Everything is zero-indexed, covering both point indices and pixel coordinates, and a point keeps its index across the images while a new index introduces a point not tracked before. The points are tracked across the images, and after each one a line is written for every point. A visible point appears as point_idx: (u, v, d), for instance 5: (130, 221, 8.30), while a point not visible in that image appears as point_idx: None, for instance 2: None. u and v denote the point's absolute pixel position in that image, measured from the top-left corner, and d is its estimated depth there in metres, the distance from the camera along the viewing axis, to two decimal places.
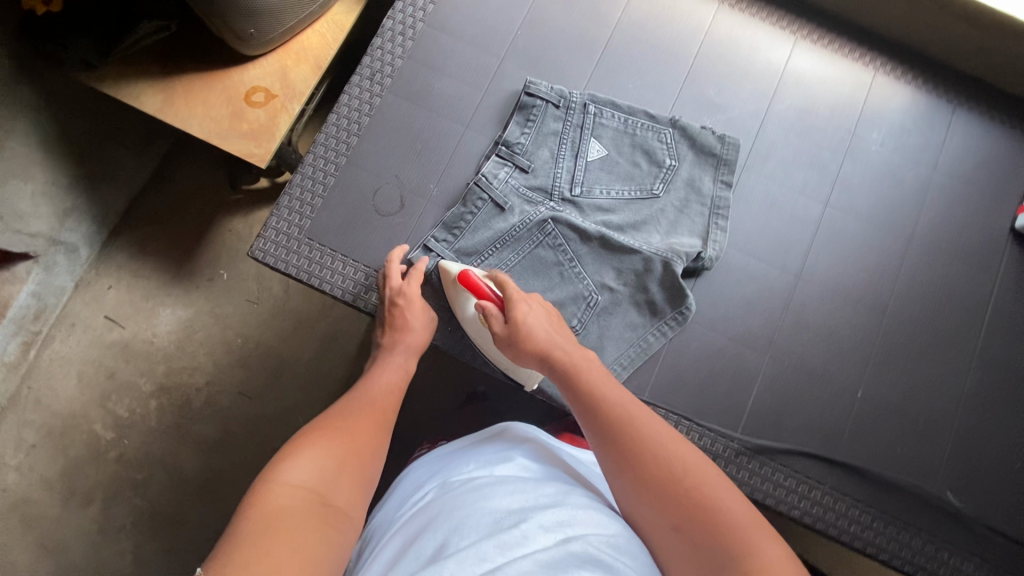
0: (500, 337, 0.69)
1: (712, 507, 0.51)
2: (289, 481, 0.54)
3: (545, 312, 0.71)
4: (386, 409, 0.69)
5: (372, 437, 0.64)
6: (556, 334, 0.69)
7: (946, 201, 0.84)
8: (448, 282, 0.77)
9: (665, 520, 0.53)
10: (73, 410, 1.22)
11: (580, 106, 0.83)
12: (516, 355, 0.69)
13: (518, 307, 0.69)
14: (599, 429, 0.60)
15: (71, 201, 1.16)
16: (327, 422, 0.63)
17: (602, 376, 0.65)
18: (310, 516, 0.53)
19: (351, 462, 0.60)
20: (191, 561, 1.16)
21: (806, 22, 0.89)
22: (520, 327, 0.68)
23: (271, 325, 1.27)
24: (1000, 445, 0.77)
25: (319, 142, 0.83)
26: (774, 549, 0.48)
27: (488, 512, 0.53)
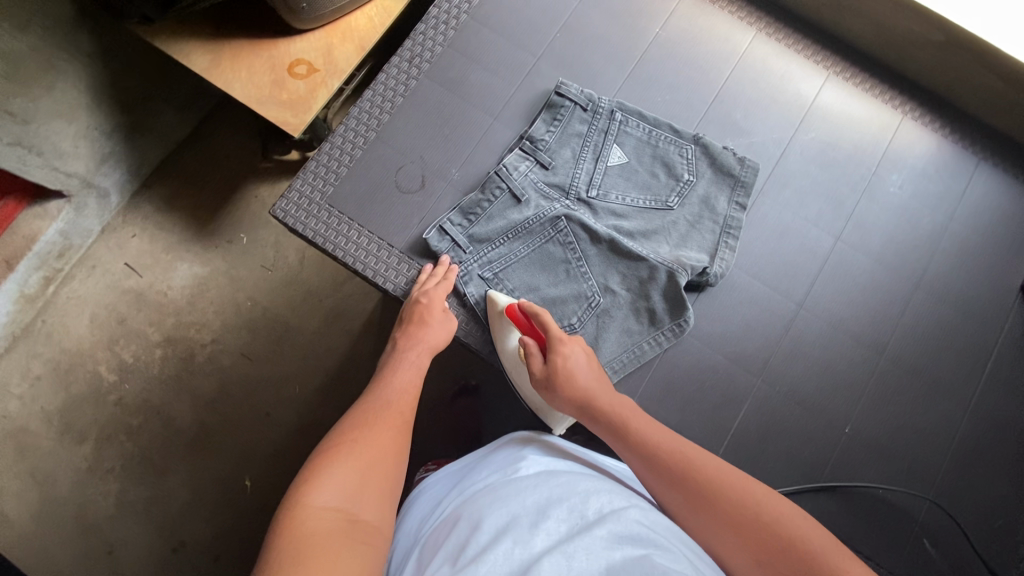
0: (548, 378, 0.71)
1: (785, 537, 0.54)
2: (317, 503, 0.55)
3: (585, 351, 0.73)
4: (403, 412, 0.70)
5: (391, 442, 0.65)
6: (597, 373, 0.72)
7: (960, 252, 0.84)
8: (494, 317, 0.79)
9: (747, 556, 0.55)
10: (82, 349, 1.25)
11: (607, 112, 0.85)
12: (562, 399, 0.71)
13: (565, 347, 0.72)
14: (659, 477, 0.61)
15: (109, 147, 1.21)
16: (344, 438, 0.64)
17: (644, 416, 0.67)
18: (344, 532, 0.53)
19: (372, 473, 0.61)
20: (172, 511, 1.18)
21: (840, 59, 0.90)
22: (568, 369, 0.70)
23: (281, 292, 1.30)
24: (982, 499, 0.77)
25: (352, 115, 0.85)
26: (854, 567, 0.52)
27: (513, 518, 0.54)
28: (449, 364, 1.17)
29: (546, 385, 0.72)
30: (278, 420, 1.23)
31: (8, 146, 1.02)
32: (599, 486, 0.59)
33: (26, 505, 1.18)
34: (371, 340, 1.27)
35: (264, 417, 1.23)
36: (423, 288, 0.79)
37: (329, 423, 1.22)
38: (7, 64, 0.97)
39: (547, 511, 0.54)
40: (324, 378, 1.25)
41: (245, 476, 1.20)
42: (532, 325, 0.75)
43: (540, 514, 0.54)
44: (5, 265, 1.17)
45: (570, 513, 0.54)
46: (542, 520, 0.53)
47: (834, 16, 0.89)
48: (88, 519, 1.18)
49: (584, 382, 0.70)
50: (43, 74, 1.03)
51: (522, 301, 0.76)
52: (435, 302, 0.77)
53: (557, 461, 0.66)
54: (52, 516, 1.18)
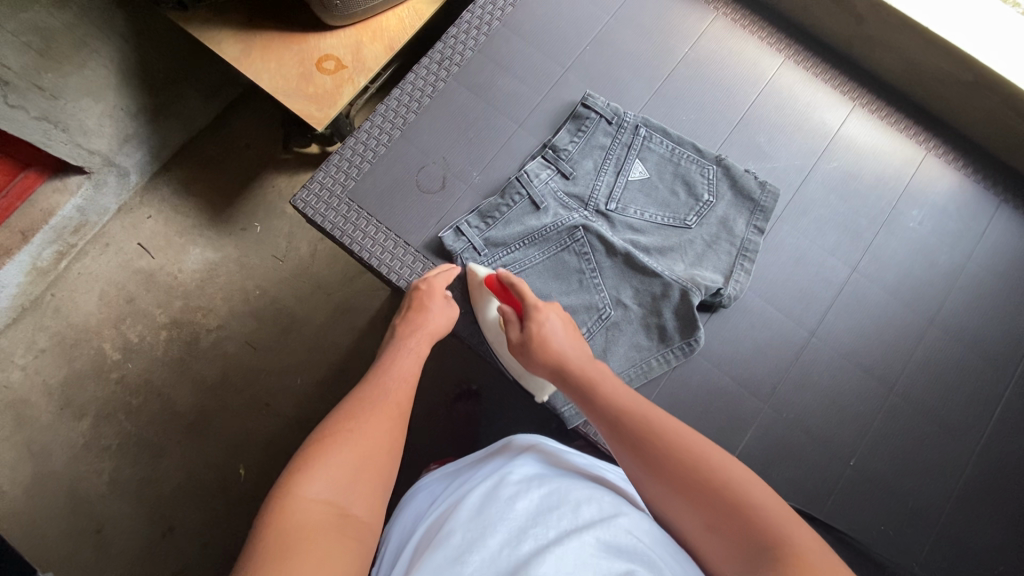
0: (522, 343, 0.73)
1: (740, 498, 0.53)
2: (308, 496, 0.54)
3: (561, 318, 0.74)
4: (400, 402, 0.69)
5: (386, 433, 0.64)
6: (571, 341, 0.73)
7: (977, 292, 0.84)
8: (474, 284, 0.80)
9: (699, 518, 0.54)
10: (89, 325, 1.26)
11: (632, 127, 0.86)
12: (534, 362, 0.73)
13: (540, 313, 0.73)
14: (619, 438, 0.61)
15: (133, 128, 1.23)
16: (339, 427, 0.62)
17: (614, 381, 0.68)
18: (333, 530, 0.52)
19: (366, 466, 0.60)
20: (164, 494, 1.18)
21: (866, 92, 0.90)
22: (541, 335, 0.72)
23: (290, 283, 1.30)
24: (986, 544, 0.76)
25: (378, 112, 0.86)
26: (807, 534, 0.49)
27: (501, 521, 0.54)
28: (452, 367, 1.17)
29: (520, 350, 0.73)
30: (277, 410, 1.23)
31: (35, 120, 1.04)
32: (588, 490, 0.59)
33: (19, 477, 1.18)
34: (376, 338, 1.27)
35: (263, 406, 1.23)
36: (425, 278, 0.79)
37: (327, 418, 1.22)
38: (43, 41, 0.99)
39: (537, 517, 0.54)
40: (327, 371, 1.25)
41: (239, 465, 1.19)
42: (510, 293, 0.77)
43: (528, 519, 0.54)
44: (21, 236, 1.18)
45: (560, 518, 0.53)
46: (531, 527, 0.53)
47: (863, 49, 0.89)
48: (80, 496, 1.17)
49: (557, 348, 0.71)
50: (74, 52, 1.04)
51: (501, 270, 0.78)
52: (435, 289, 0.78)
53: (547, 465, 0.65)
54: (44, 489, 1.17)
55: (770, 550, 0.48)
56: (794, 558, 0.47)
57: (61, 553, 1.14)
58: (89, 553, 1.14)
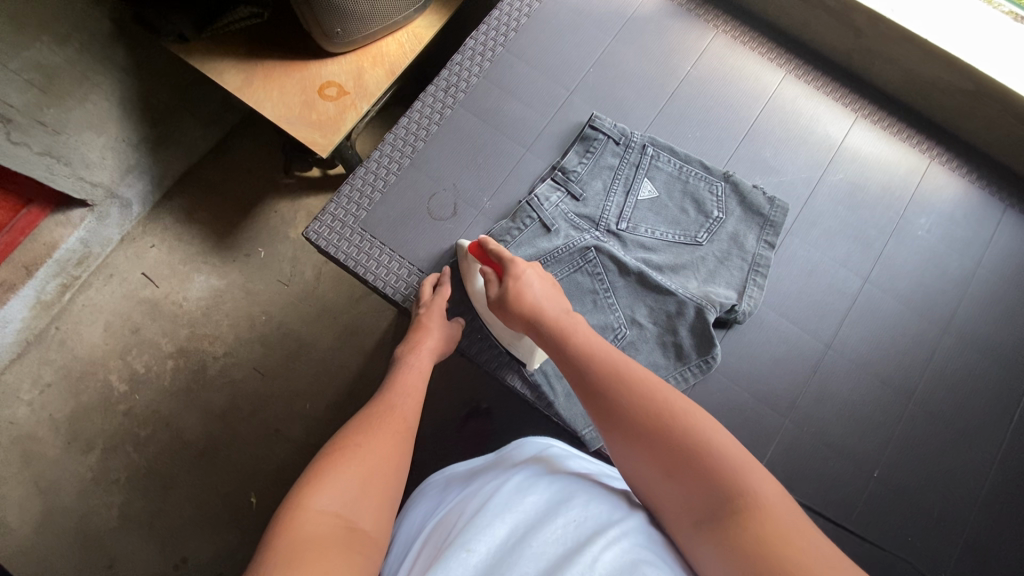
0: (500, 299, 0.73)
1: (704, 450, 0.54)
2: (316, 507, 0.53)
3: (540, 275, 0.75)
4: (405, 418, 0.68)
5: (393, 448, 0.64)
6: (550, 298, 0.73)
7: (989, 297, 0.84)
8: (462, 252, 0.81)
9: (661, 470, 0.55)
10: (94, 357, 1.25)
11: (639, 146, 0.86)
12: (510, 316, 0.73)
13: (518, 270, 0.73)
14: (592, 395, 0.62)
15: (135, 159, 1.23)
16: (346, 442, 0.62)
17: (587, 336, 0.68)
18: (341, 540, 0.51)
19: (373, 479, 0.59)
20: (176, 526, 1.17)
21: (868, 103, 0.92)
22: (518, 288, 0.72)
23: (297, 308, 1.30)
24: (1016, 552, 0.75)
25: (387, 141, 0.87)
26: (761, 489, 0.50)
27: (506, 512, 0.54)
28: (461, 385, 1.17)
29: (498, 306, 0.73)
30: (287, 437, 1.22)
31: (37, 156, 1.05)
32: (597, 497, 0.58)
33: (28, 514, 1.17)
34: (384, 359, 1.27)
35: (274, 433, 1.22)
36: (427, 299, 0.79)
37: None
38: (45, 77, 0.98)
39: (547, 516, 0.53)
40: (337, 395, 1.25)
41: (251, 493, 1.18)
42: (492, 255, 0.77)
43: (536, 516, 0.54)
44: (25, 271, 1.18)
45: (568, 516, 0.53)
46: (540, 524, 0.52)
47: (862, 61, 0.91)
48: (90, 531, 1.16)
49: (535, 305, 0.71)
50: (77, 87, 1.04)
51: (484, 236, 0.78)
52: (434, 311, 0.77)
53: (555, 468, 0.64)
54: (53, 526, 1.16)
55: (726, 503, 0.50)
56: (749, 506, 0.49)
57: None
58: None
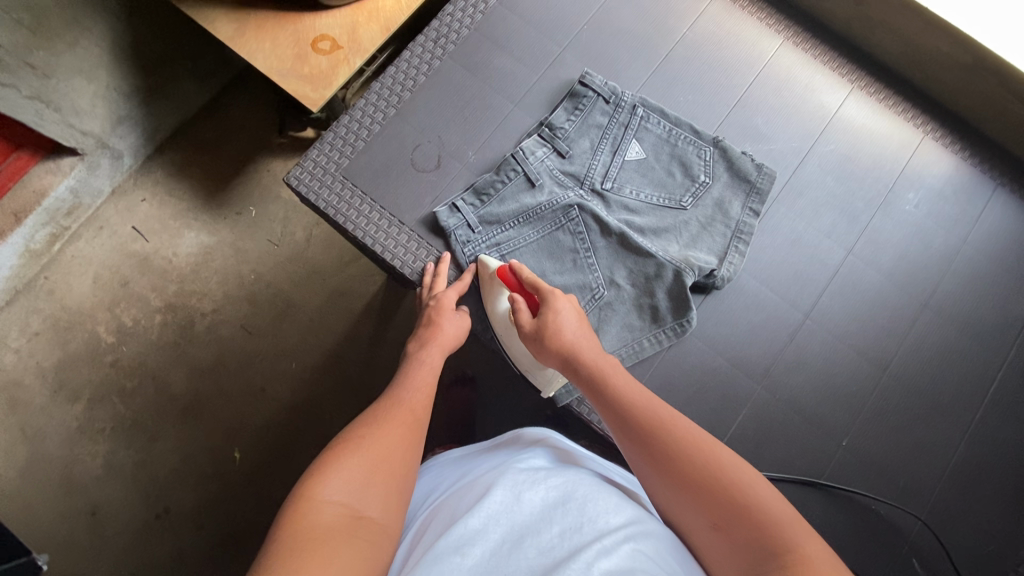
0: (533, 330, 0.71)
1: (753, 505, 0.52)
2: (322, 498, 0.53)
3: (575, 310, 0.73)
4: (415, 410, 0.67)
5: (401, 439, 0.62)
6: (584, 332, 0.71)
7: (971, 275, 0.84)
8: (486, 276, 0.79)
9: (709, 522, 0.53)
10: (83, 308, 1.25)
11: (629, 106, 0.85)
12: (544, 350, 0.71)
13: (553, 305, 0.72)
14: (629, 431, 0.60)
15: (126, 109, 1.21)
16: (354, 433, 0.62)
17: (623, 375, 0.66)
18: (347, 531, 0.50)
19: (380, 469, 0.58)
20: (159, 476, 1.18)
21: (866, 75, 0.90)
22: (553, 323, 0.70)
23: (286, 268, 1.29)
24: (974, 523, 0.77)
25: (373, 89, 0.85)
26: (813, 543, 0.48)
27: (502, 512, 0.54)
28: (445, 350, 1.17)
29: (531, 338, 0.72)
30: (272, 395, 1.23)
31: (27, 100, 1.04)
32: (598, 492, 0.57)
33: (14, 459, 1.18)
34: (372, 323, 1.26)
35: (259, 390, 1.23)
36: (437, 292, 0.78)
37: (323, 403, 1.22)
38: (33, 17, 0.97)
39: (546, 518, 0.53)
40: (323, 356, 1.25)
41: (235, 448, 1.20)
42: (524, 285, 0.76)
43: (532, 517, 0.53)
44: (15, 218, 1.18)
45: (568, 519, 0.52)
46: (539, 527, 0.52)
47: (862, 31, 0.89)
48: (74, 478, 1.17)
49: (570, 339, 0.69)
50: (66, 30, 1.03)
51: (513, 262, 0.77)
52: (446, 303, 0.76)
53: (558, 462, 0.65)
54: (38, 471, 1.17)
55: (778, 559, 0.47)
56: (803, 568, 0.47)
57: (57, 534, 1.14)
58: (84, 534, 1.14)
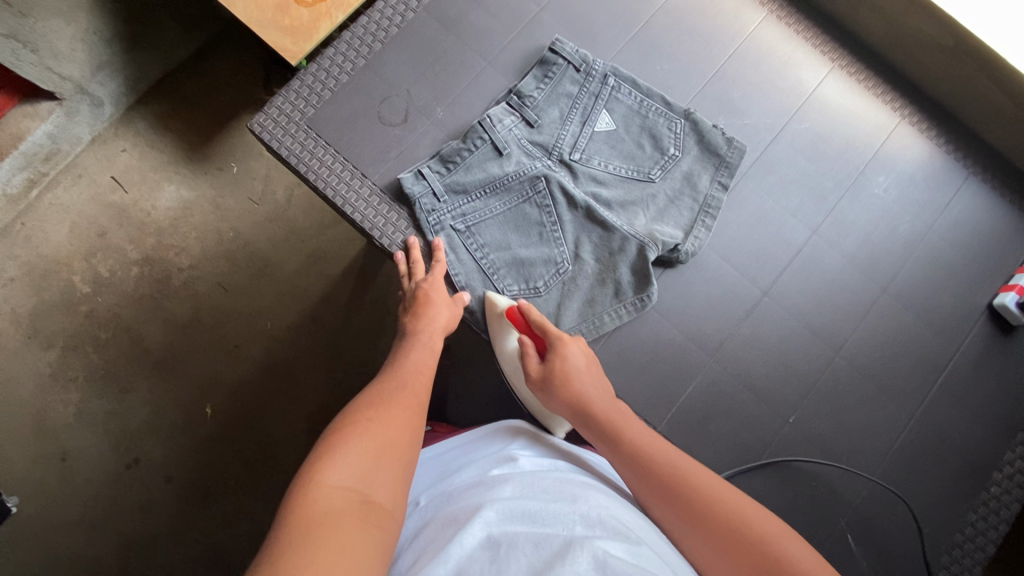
0: (544, 379, 0.70)
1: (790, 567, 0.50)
2: (329, 483, 0.51)
3: (585, 354, 0.72)
4: (417, 393, 0.66)
5: (403, 424, 0.61)
6: (593, 377, 0.70)
7: (933, 262, 0.84)
8: (493, 315, 0.76)
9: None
10: (59, 257, 1.18)
11: (600, 76, 0.83)
12: (555, 400, 0.69)
13: (563, 349, 0.70)
14: (650, 490, 0.59)
15: (108, 55, 1.14)
16: (356, 418, 0.60)
17: (638, 425, 0.65)
18: (355, 515, 0.49)
19: (385, 454, 0.57)
20: (130, 427, 1.12)
21: (847, 54, 0.88)
22: (564, 371, 0.69)
23: (265, 228, 1.22)
24: (912, 505, 0.78)
25: (343, 39, 0.83)
26: None
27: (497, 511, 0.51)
28: None
29: (540, 385, 0.71)
30: (245, 352, 1.17)
31: (2, 38, 0.98)
32: (598, 495, 0.55)
33: None
34: (352, 289, 1.20)
35: (233, 347, 1.17)
36: (424, 277, 0.75)
37: (298, 363, 1.16)
38: None
39: (542, 512, 0.51)
40: (302, 316, 1.19)
41: (206, 403, 1.14)
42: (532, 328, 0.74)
43: (529, 512, 0.51)
44: None
45: (567, 515, 0.50)
46: (535, 523, 0.50)
47: (847, 7, 0.87)
48: (47, 424, 1.11)
49: (581, 388, 0.68)
50: None
51: (520, 303, 0.74)
52: (436, 286, 0.74)
53: (575, 470, 0.62)
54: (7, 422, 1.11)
55: None
56: None
57: (27, 481, 1.09)
58: (53, 482, 1.09)
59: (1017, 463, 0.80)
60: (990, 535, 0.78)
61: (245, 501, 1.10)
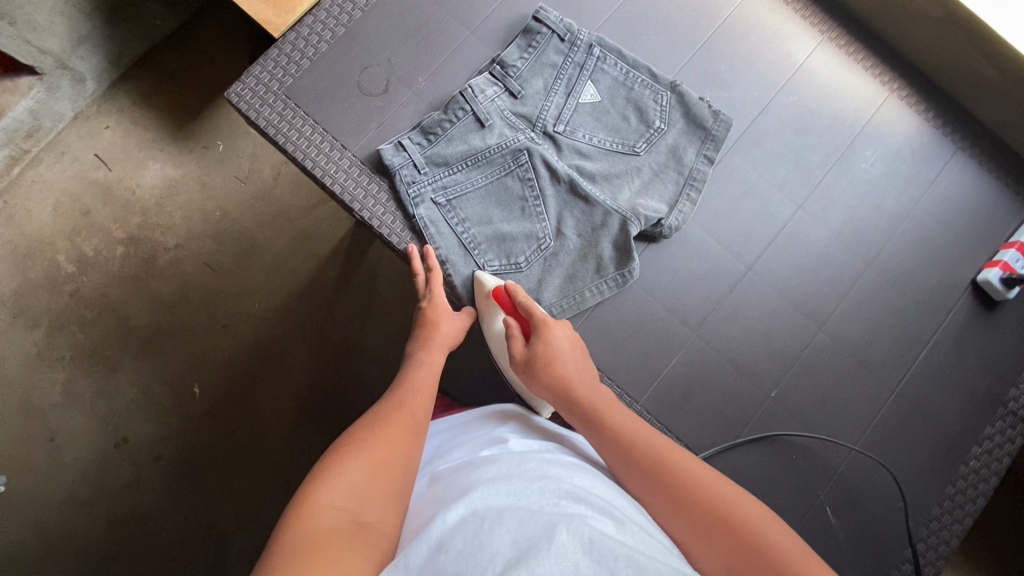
0: (526, 361, 0.68)
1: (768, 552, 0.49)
2: (324, 502, 0.49)
3: (569, 336, 0.69)
4: (418, 412, 0.63)
5: (402, 442, 0.58)
6: (578, 362, 0.67)
7: (918, 238, 0.83)
8: (481, 294, 0.76)
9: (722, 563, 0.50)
10: (42, 235, 1.15)
11: (585, 46, 0.81)
12: (536, 382, 0.67)
13: (549, 331, 0.68)
14: (633, 475, 0.56)
15: (88, 29, 1.10)
16: (355, 437, 0.58)
17: (620, 410, 0.63)
18: (347, 537, 0.46)
19: (382, 473, 0.54)
20: (118, 407, 1.10)
21: (837, 26, 0.87)
22: (547, 354, 0.67)
23: (252, 207, 1.19)
24: (891, 479, 0.78)
25: (322, 6, 0.81)
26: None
27: (481, 493, 0.48)
28: (404, 295, 1.16)
29: (523, 367, 0.68)
30: (233, 332, 1.14)
31: None
32: (587, 479, 0.52)
33: None
34: (339, 269, 1.17)
35: (221, 327, 1.14)
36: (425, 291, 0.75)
37: (286, 343, 1.14)
38: None
39: (526, 489, 0.48)
40: (289, 296, 1.16)
41: (194, 383, 1.12)
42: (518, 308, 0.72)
43: (513, 492, 0.48)
44: None
45: (554, 496, 0.47)
46: (517, 499, 0.47)
47: None
48: (33, 404, 1.09)
49: (563, 372, 0.66)
50: None
51: (507, 283, 0.72)
52: (437, 303, 0.74)
53: (564, 452, 0.60)
54: None
55: None
56: None
57: (14, 461, 1.07)
58: (42, 461, 1.08)
59: (996, 437, 0.80)
60: (968, 508, 0.78)
61: (233, 479, 1.09)
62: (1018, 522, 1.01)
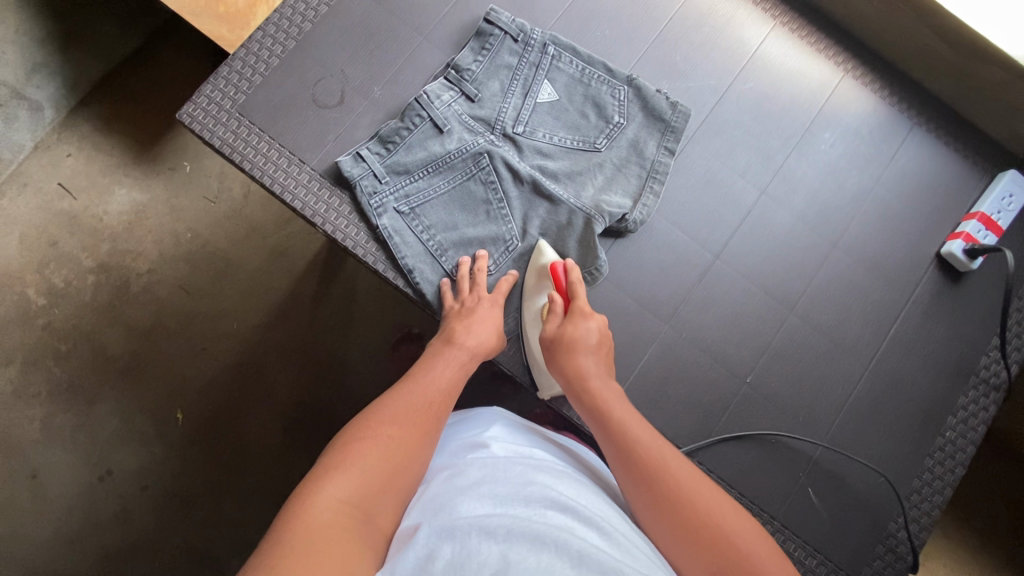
0: (553, 338, 0.70)
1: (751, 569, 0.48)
2: (329, 495, 0.48)
3: (602, 334, 0.70)
4: (433, 408, 0.61)
5: (414, 440, 0.57)
6: (601, 359, 0.69)
7: (881, 216, 0.84)
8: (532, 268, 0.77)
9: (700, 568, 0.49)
10: (10, 269, 1.12)
11: (539, 45, 0.81)
12: (554, 360, 0.69)
13: (586, 321, 0.70)
14: (626, 468, 0.57)
15: (41, 56, 1.11)
16: (368, 428, 0.56)
17: (634, 411, 0.63)
18: (348, 534, 0.45)
19: (390, 472, 0.53)
20: (100, 439, 1.08)
21: (790, 11, 0.88)
22: (576, 340, 0.68)
23: (223, 227, 1.17)
24: (870, 455, 0.79)
25: (269, 21, 0.80)
26: None
27: (469, 503, 0.47)
28: (383, 306, 1.15)
29: (548, 341, 0.70)
30: (213, 355, 1.12)
31: None
32: (577, 488, 0.52)
33: None
34: (315, 284, 1.16)
35: (200, 350, 1.13)
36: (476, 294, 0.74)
37: (267, 362, 1.13)
38: None
39: (514, 497, 0.48)
40: (267, 315, 1.15)
41: (176, 409, 1.10)
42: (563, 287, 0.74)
43: (502, 501, 0.47)
44: None
45: (544, 506, 0.47)
46: (506, 509, 0.46)
47: None
48: (10, 443, 1.07)
49: (583, 362, 0.67)
50: None
51: (565, 261, 0.74)
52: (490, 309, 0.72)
53: (553, 457, 0.59)
54: None
55: None
56: None
57: None
58: (24, 500, 1.05)
59: (971, 406, 0.81)
60: (948, 479, 0.79)
61: (219, 503, 1.07)
62: (1002, 487, 1.02)
